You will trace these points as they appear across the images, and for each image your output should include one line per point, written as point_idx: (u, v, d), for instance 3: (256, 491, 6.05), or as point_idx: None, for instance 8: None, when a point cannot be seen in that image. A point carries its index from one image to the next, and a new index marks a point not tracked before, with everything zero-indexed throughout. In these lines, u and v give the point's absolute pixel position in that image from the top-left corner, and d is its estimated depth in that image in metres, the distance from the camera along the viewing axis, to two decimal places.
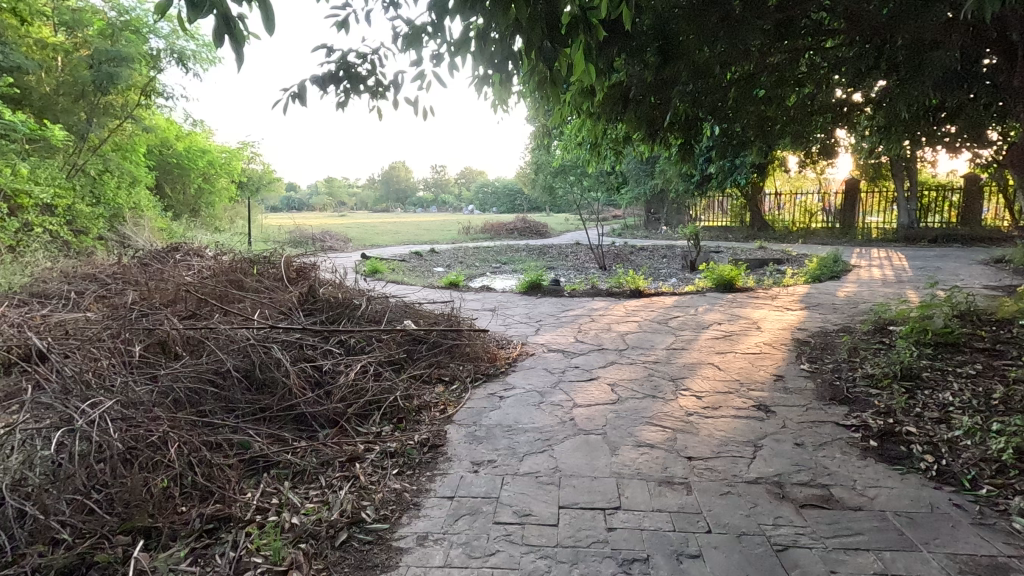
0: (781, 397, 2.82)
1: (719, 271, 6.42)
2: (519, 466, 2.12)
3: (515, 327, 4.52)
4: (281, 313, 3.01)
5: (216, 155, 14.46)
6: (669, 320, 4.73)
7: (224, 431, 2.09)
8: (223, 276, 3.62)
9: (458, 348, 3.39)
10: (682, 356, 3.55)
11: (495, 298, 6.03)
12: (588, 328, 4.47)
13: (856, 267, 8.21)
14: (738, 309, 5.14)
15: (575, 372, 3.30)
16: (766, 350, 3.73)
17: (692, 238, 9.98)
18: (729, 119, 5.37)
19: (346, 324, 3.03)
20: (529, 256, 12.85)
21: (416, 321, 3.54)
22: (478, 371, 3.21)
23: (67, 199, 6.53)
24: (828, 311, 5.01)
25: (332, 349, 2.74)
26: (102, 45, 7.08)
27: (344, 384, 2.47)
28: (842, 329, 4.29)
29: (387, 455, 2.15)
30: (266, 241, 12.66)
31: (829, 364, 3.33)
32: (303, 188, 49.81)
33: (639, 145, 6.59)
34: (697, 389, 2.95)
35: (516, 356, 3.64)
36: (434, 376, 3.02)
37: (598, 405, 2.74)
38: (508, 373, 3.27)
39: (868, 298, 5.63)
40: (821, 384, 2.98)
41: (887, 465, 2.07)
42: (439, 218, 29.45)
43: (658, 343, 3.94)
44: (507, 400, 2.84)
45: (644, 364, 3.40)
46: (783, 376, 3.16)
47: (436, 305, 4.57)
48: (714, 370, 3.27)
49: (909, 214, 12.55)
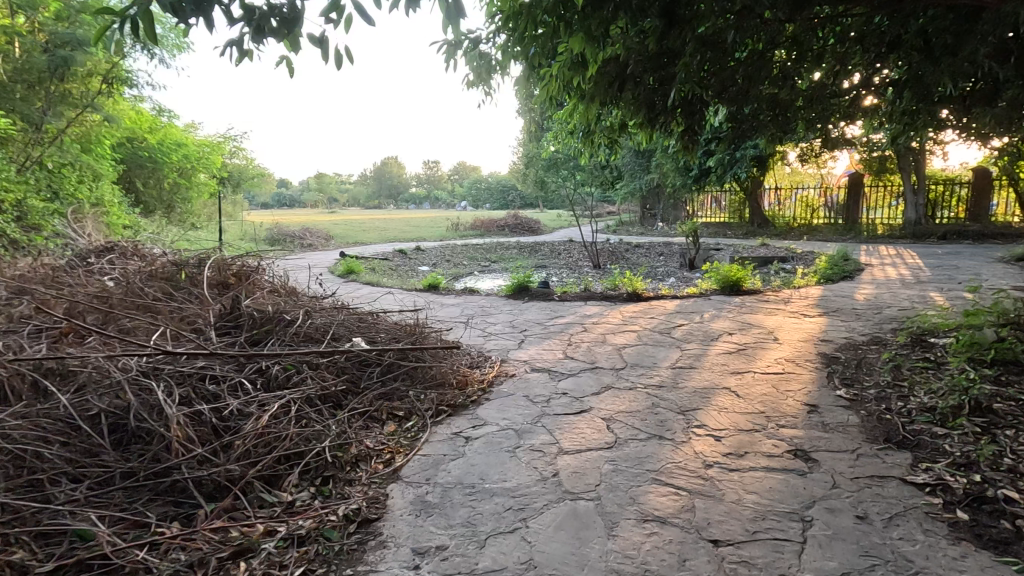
0: (822, 438, 2.23)
1: (723, 271, 5.84)
2: (479, 558, 1.51)
3: (495, 340, 3.90)
4: (191, 333, 2.39)
5: (191, 147, 13.78)
6: (672, 330, 4.12)
7: (54, 515, 1.46)
8: (136, 285, 2.98)
9: (420, 373, 2.78)
10: (692, 379, 2.95)
11: (478, 303, 5.40)
12: (580, 340, 3.86)
13: (868, 266, 7.66)
14: (749, 316, 4.55)
15: (562, 400, 2.69)
16: (790, 369, 3.14)
17: (691, 235, 9.41)
18: (738, 102, 4.78)
19: (272, 346, 2.41)
20: (520, 254, 12.23)
21: (369, 336, 2.92)
22: (441, 402, 2.61)
23: (14, 195, 5.86)
24: (850, 318, 4.43)
25: (246, 383, 2.11)
26: (55, 28, 6.45)
27: (251, 435, 1.84)
28: (872, 341, 3.71)
29: (294, 542, 1.53)
30: (242, 240, 11.97)
31: (871, 388, 2.75)
32: (294, 184, 48.96)
33: (637, 134, 5.97)
34: (714, 427, 2.34)
35: (492, 378, 3.02)
36: (385, 412, 2.41)
37: (590, 451, 2.14)
38: (479, 402, 2.67)
39: (891, 302, 5.07)
40: (868, 419, 2.40)
41: (995, 556, 1.47)
42: (431, 216, 28.76)
43: (661, 359, 3.35)
44: (473, 444, 2.23)
45: (647, 389, 2.80)
46: (818, 406, 2.57)
47: (404, 315, 3.95)
48: (732, 399, 2.67)
49: (917, 208, 11.94)
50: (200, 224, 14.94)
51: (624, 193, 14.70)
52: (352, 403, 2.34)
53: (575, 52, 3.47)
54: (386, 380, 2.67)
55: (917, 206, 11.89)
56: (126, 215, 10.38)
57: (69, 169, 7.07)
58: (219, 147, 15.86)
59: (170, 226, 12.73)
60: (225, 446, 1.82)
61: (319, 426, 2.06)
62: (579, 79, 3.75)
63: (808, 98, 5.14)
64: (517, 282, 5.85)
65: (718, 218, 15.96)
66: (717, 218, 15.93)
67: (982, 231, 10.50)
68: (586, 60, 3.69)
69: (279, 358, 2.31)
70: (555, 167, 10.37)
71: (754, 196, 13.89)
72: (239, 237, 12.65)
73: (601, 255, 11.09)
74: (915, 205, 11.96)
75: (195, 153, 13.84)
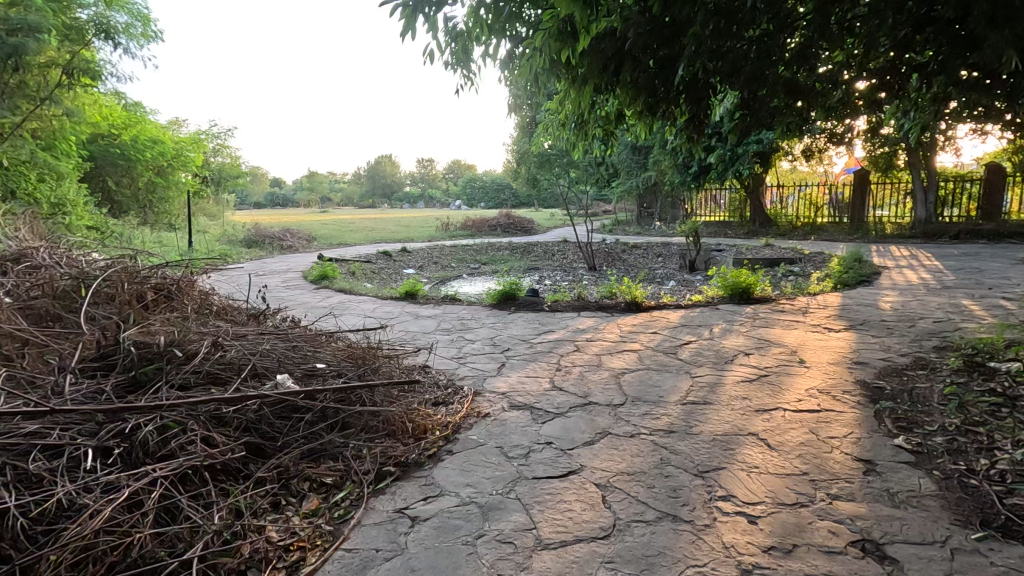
0: (895, 519, 1.64)
1: (731, 276, 5.25)
2: None
3: (471, 365, 3.31)
4: (41, 379, 1.77)
5: (169, 144, 13.19)
6: (679, 349, 3.53)
7: None
8: (16, 300, 2.38)
9: (366, 420, 2.19)
10: (709, 422, 2.36)
11: (457, 314, 4.80)
12: (570, 364, 3.27)
13: (884, 269, 7.09)
14: (765, 331, 3.97)
15: (545, 454, 2.10)
16: (826, 404, 2.56)
17: (691, 234, 8.84)
18: (751, 84, 4.19)
19: (154, 392, 1.80)
20: (512, 255, 11.65)
21: (303, 369, 2.32)
22: (387, 461, 2.02)
23: None
24: (882, 333, 3.84)
25: (95, 456, 1.51)
26: (5, 12, 5.82)
27: (72, 547, 1.24)
28: (917, 364, 3.13)
29: None
30: (216, 242, 11.32)
31: (939, 437, 2.16)
32: (287, 184, 48.27)
33: (636, 125, 5.40)
34: (745, 501, 1.75)
35: (459, 420, 2.43)
36: (307, 482, 1.81)
37: (579, 544, 1.55)
38: (438, 461, 2.07)
39: (922, 313, 4.49)
40: (949, 488, 1.81)
41: None
42: (425, 216, 28.10)
43: (668, 390, 2.76)
44: (420, 529, 1.63)
45: (653, 439, 2.21)
46: (878, 465, 1.98)
47: (362, 339, 3.37)
48: (762, 452, 2.08)
49: (927, 206, 11.37)
50: (178, 224, 14.31)
51: (621, 191, 14.15)
52: (261, 473, 1.75)
53: (561, 13, 2.87)
54: (319, 431, 2.08)
55: (927, 204, 11.36)
56: (91, 215, 9.75)
57: (25, 168, 7.14)
58: (200, 143, 15.24)
59: (142, 227, 12.09)
60: (29, 566, 1.22)
61: (195, 516, 1.45)
62: (570, 51, 3.15)
63: (825, 83, 4.61)
64: (501, 290, 5.24)
65: (718, 217, 15.38)
66: (717, 217, 15.37)
67: (997, 230, 9.96)
68: (576, 27, 3.10)
69: (158, 413, 1.70)
70: (547, 164, 9.79)
71: (755, 193, 13.34)
72: (216, 240, 12.07)
73: (596, 256, 10.54)
74: (925, 203, 11.41)
75: (172, 150, 13.24)
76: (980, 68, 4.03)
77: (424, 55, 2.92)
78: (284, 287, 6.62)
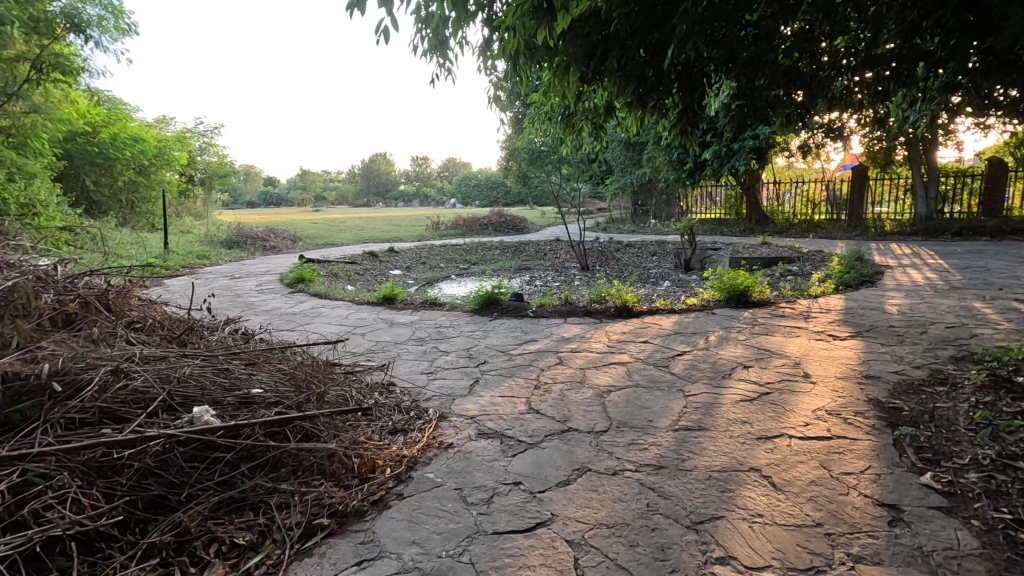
0: None
1: (728, 278, 4.94)
2: None
3: (440, 382, 2.98)
4: None
5: (151, 143, 12.85)
6: (671, 361, 3.22)
7: None
8: None
9: (302, 458, 1.87)
10: (704, 456, 2.04)
11: (434, 321, 4.45)
12: (550, 380, 2.94)
13: (887, 268, 6.79)
14: (765, 339, 3.66)
15: (511, 499, 1.78)
16: (838, 430, 2.24)
17: (686, 233, 8.54)
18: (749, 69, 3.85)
19: (22, 439, 1.49)
20: (503, 254, 11.33)
21: (234, 397, 2.00)
22: (319, 512, 1.69)
23: None
24: (891, 341, 3.53)
25: None
26: None
27: None
28: (935, 378, 2.82)
29: None
30: (196, 243, 10.95)
31: (973, 476, 1.85)
32: (279, 183, 47.84)
33: (626, 118, 5.09)
34: (749, 565, 1.44)
35: (416, 453, 2.11)
36: (213, 545, 1.48)
37: None
38: (382, 510, 1.74)
39: (933, 317, 4.18)
40: (995, 547, 1.49)
41: None
42: (417, 215, 27.77)
43: (658, 414, 2.44)
44: None
45: (638, 478, 1.89)
46: (905, 514, 1.66)
47: (320, 357, 3.05)
48: (766, 495, 1.76)
49: (928, 202, 11.08)
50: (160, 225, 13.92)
51: (614, 188, 13.84)
52: (151, 538, 1.42)
53: None
54: (241, 475, 1.75)
55: (928, 200, 11.05)
56: (64, 216, 9.38)
57: None
58: (185, 142, 14.89)
59: (121, 228, 11.71)
60: None
61: None
62: (545, 30, 2.97)
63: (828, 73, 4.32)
64: (483, 294, 4.89)
65: (714, 214, 15.07)
66: (712, 214, 15.08)
67: (999, 227, 9.69)
68: (552, 4, 2.92)
69: (16, 468, 1.40)
70: (538, 161, 9.46)
71: (751, 190, 13.07)
72: (198, 241, 11.73)
73: (589, 255, 10.23)
74: (925, 199, 11.11)
75: (153, 149, 12.84)
76: (996, 53, 3.72)
77: (373, 38, 2.60)
78: (257, 291, 6.29)
